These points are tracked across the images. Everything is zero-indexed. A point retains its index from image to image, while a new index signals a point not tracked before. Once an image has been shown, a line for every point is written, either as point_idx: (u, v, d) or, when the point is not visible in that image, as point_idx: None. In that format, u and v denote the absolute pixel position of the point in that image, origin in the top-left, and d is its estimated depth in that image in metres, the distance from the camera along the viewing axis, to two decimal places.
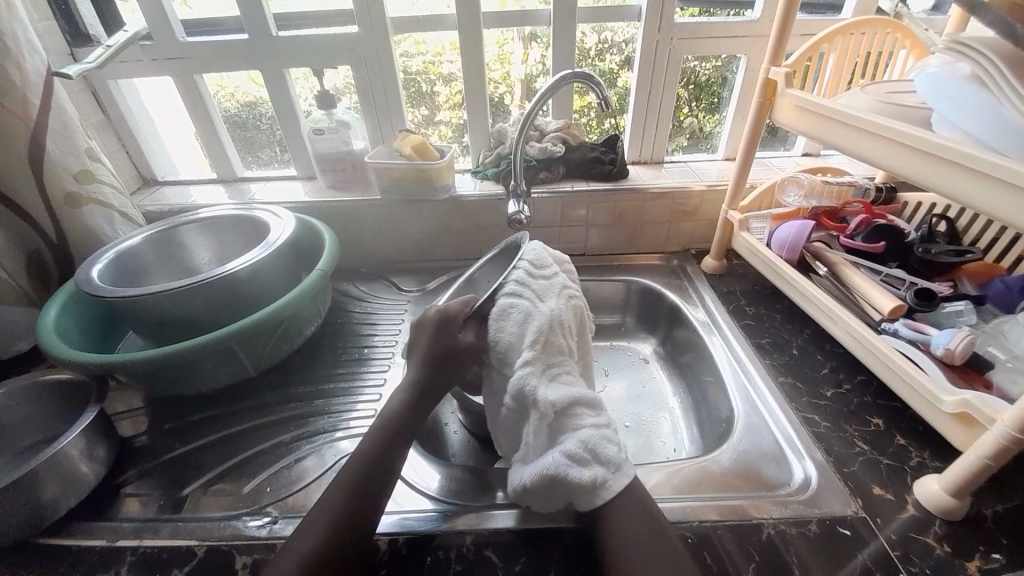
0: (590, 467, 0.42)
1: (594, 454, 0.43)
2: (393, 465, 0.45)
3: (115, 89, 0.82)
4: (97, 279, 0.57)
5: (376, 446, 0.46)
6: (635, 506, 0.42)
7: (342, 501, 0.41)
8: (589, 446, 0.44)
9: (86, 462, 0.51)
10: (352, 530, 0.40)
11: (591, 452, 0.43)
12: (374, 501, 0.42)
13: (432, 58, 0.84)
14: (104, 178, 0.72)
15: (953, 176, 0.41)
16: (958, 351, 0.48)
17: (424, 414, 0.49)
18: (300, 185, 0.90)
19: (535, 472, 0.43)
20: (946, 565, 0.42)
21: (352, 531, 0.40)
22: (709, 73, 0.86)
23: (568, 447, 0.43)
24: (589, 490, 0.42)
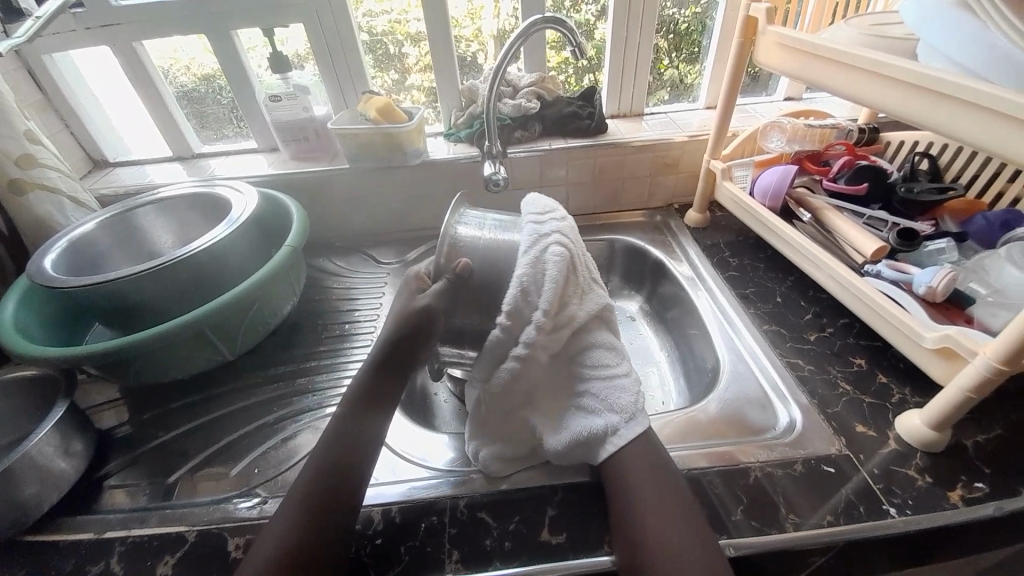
0: (605, 416, 0.45)
1: (609, 403, 0.45)
2: (368, 451, 0.43)
3: (51, 64, 0.75)
4: (50, 269, 0.54)
5: (351, 439, 0.43)
6: (649, 448, 0.43)
7: (313, 490, 0.39)
8: (604, 390, 0.46)
9: (64, 457, 0.49)
10: (326, 513, 0.39)
11: (607, 401, 0.45)
12: (348, 493, 0.40)
13: (397, 16, 0.78)
14: (49, 162, 0.66)
15: (949, 112, 0.39)
16: (940, 288, 0.48)
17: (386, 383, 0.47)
18: (263, 158, 0.86)
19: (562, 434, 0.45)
20: (927, 494, 0.44)
21: (330, 516, 0.39)
22: (687, 20, 0.82)
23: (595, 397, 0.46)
24: (602, 437, 0.44)
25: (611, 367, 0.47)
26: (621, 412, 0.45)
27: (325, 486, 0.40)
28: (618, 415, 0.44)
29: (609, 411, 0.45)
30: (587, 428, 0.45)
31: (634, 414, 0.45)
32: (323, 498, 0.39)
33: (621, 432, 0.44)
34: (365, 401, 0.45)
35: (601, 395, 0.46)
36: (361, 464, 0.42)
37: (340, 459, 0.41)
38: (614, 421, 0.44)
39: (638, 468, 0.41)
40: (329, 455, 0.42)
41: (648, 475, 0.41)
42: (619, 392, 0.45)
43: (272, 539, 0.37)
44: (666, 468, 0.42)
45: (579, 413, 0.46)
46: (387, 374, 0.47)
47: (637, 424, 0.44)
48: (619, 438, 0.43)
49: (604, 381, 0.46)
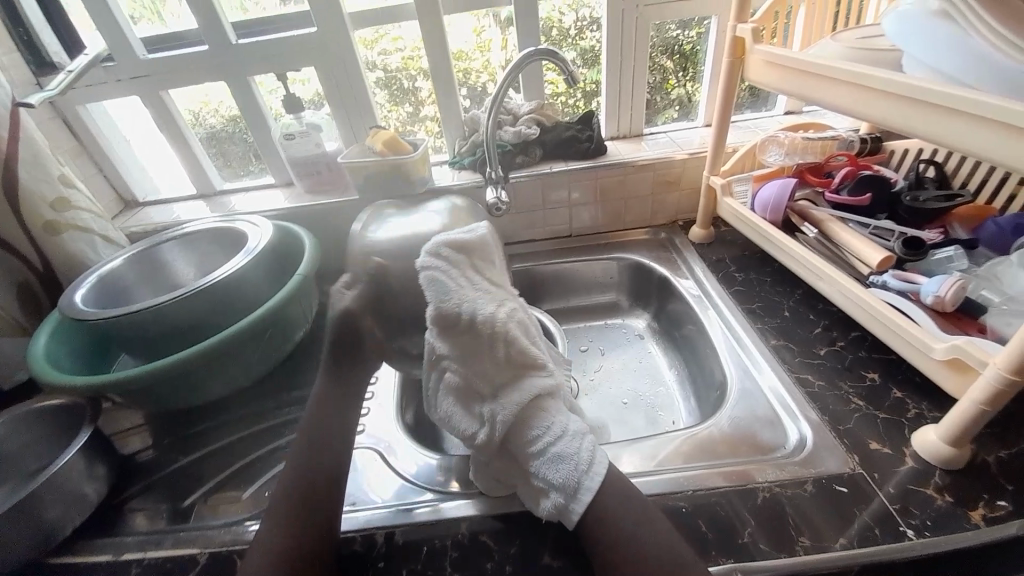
0: (548, 493, 0.40)
1: (549, 477, 0.40)
2: (334, 476, 0.45)
3: (86, 114, 0.82)
4: (81, 304, 0.57)
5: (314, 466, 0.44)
6: (623, 491, 0.40)
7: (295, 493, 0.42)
8: (542, 464, 0.40)
9: (87, 482, 0.52)
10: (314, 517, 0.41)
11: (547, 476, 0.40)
12: (324, 513, 0.42)
13: (410, 53, 0.82)
14: (83, 204, 0.71)
15: (940, 121, 0.39)
16: (948, 297, 0.47)
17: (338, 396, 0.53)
18: (279, 192, 0.90)
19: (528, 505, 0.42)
20: (947, 514, 0.42)
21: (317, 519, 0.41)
22: (691, 40, 0.84)
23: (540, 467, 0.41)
24: (550, 515, 0.40)
25: (547, 432, 0.41)
26: (561, 487, 0.39)
27: (300, 506, 0.41)
28: (558, 492, 0.39)
29: (552, 487, 0.40)
30: (545, 505, 0.40)
31: (579, 484, 0.39)
32: (304, 517, 0.40)
33: (569, 507, 0.39)
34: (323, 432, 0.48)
35: (540, 470, 0.40)
36: (330, 486, 0.44)
37: (310, 483, 0.43)
38: (558, 496, 0.39)
39: (621, 514, 0.38)
40: (299, 479, 0.43)
41: (632, 521, 0.38)
42: (557, 465, 0.39)
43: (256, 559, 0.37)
44: (648, 514, 0.39)
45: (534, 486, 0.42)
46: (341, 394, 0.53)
47: (585, 493, 0.39)
48: (570, 515, 0.39)
49: (539, 453, 0.40)
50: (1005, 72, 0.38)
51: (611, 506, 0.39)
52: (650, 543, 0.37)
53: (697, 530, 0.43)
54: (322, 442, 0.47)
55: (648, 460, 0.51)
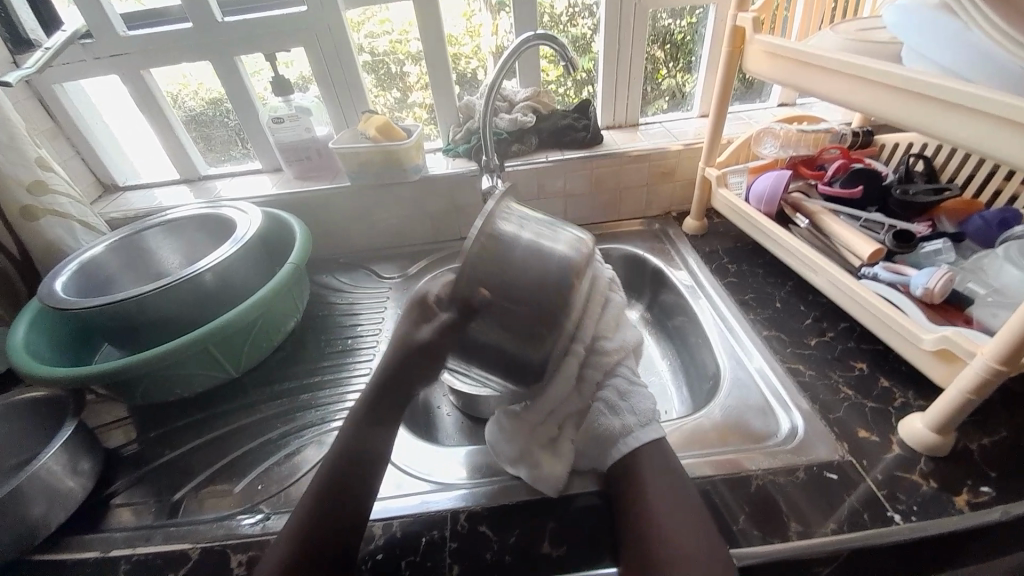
0: (620, 416, 0.45)
1: (631, 405, 0.45)
2: (373, 469, 0.43)
3: (62, 94, 0.78)
4: (60, 292, 0.55)
5: (358, 458, 0.43)
6: (662, 455, 0.44)
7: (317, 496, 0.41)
8: (629, 392, 0.46)
9: (72, 476, 0.50)
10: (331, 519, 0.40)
11: (626, 405, 0.45)
12: (343, 515, 0.41)
13: (399, 37, 0.81)
14: (61, 188, 0.68)
15: (941, 116, 0.39)
16: (938, 289, 0.48)
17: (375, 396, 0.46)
18: (266, 178, 0.88)
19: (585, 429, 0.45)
20: (932, 499, 0.43)
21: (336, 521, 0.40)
22: (684, 30, 0.84)
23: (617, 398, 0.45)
24: (614, 435, 0.44)
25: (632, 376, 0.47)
26: (640, 416, 0.45)
27: (325, 508, 0.40)
28: (636, 419, 0.44)
29: (629, 413, 0.45)
30: (608, 426, 0.44)
31: (654, 420, 0.45)
32: (324, 516, 0.40)
33: (636, 435, 0.44)
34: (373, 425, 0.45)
35: (624, 395, 0.45)
36: (365, 482, 0.42)
37: (347, 477, 0.42)
38: (634, 423, 0.44)
39: (651, 470, 0.42)
40: (335, 471, 0.43)
41: (661, 480, 0.41)
42: (637, 398, 0.46)
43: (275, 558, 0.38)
44: (678, 474, 0.42)
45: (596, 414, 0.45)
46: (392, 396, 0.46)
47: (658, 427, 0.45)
48: (630, 442, 0.44)
49: (630, 383, 0.46)
50: (1002, 67, 0.38)
51: (654, 450, 0.44)
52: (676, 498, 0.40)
53: None
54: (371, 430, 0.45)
55: None
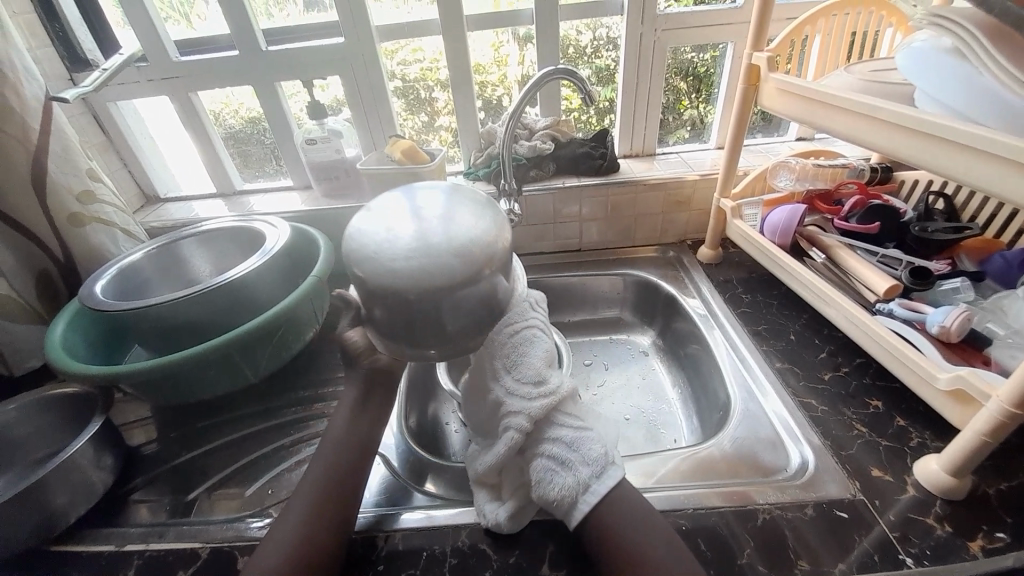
0: (570, 475, 0.41)
1: (581, 457, 0.42)
2: (360, 467, 0.47)
3: (115, 111, 0.84)
4: (100, 295, 0.59)
5: (345, 457, 0.46)
6: (629, 500, 0.41)
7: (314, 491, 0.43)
8: (576, 440, 0.43)
9: (95, 469, 0.53)
10: (328, 517, 0.42)
11: (575, 459, 0.42)
12: (341, 513, 0.43)
13: (429, 64, 0.85)
14: (107, 198, 0.73)
15: (956, 157, 0.39)
16: (954, 328, 0.48)
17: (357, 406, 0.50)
18: (296, 195, 0.92)
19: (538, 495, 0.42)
20: (946, 545, 0.42)
21: (333, 518, 0.42)
22: (707, 63, 0.86)
23: (566, 456, 0.42)
24: (566, 502, 0.41)
25: (572, 424, 0.44)
26: (591, 469, 0.41)
27: (323, 504, 0.42)
28: (589, 471, 0.41)
29: (580, 465, 0.42)
30: (561, 486, 0.41)
31: (605, 470, 0.42)
32: (325, 516, 0.42)
33: (588, 494, 0.41)
34: (357, 427, 0.49)
35: (572, 445, 0.42)
36: (355, 485, 0.45)
37: (338, 472, 0.45)
38: (586, 477, 0.41)
39: (623, 515, 0.40)
40: (327, 467, 0.45)
41: (634, 522, 0.40)
42: (580, 449, 0.42)
43: (276, 546, 0.39)
44: (653, 517, 0.40)
45: (545, 480, 0.42)
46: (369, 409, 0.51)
47: (609, 480, 0.41)
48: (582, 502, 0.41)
49: (575, 431, 0.43)
50: (1017, 111, 0.39)
51: (609, 506, 0.40)
52: (642, 554, 0.38)
53: (696, 549, 0.43)
54: (358, 431, 0.49)
55: (651, 476, 0.51)
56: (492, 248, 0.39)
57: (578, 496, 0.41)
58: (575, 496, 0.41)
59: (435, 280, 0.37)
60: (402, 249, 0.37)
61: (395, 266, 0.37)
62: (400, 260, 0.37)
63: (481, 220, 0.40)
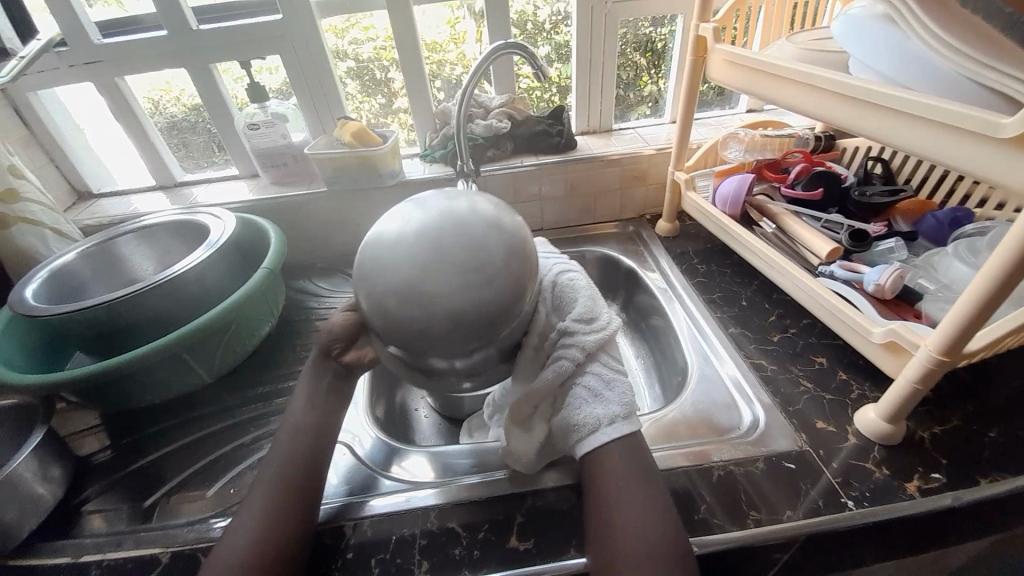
0: (603, 409, 0.42)
1: (614, 395, 0.42)
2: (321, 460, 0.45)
3: (36, 101, 0.78)
4: (31, 299, 0.55)
5: (308, 446, 0.45)
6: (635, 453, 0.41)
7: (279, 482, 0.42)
8: (613, 379, 0.42)
9: (41, 483, 0.51)
10: (292, 509, 0.41)
11: (609, 395, 0.42)
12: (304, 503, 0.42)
13: (383, 43, 0.81)
14: (32, 196, 0.68)
15: (886, 120, 0.42)
16: (888, 285, 0.50)
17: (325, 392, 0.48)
18: (243, 184, 0.88)
19: (566, 422, 0.42)
20: (884, 486, 0.45)
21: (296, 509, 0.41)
22: (664, 37, 0.86)
23: (604, 391, 0.42)
24: (592, 431, 0.41)
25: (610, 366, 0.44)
26: (619, 407, 0.42)
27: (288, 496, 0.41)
28: (619, 408, 0.42)
29: (611, 401, 0.42)
30: (589, 414, 0.41)
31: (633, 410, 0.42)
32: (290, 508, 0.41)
33: (611, 427, 0.41)
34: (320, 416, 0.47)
35: (609, 382, 0.42)
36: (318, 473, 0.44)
37: (300, 464, 0.43)
38: (614, 413, 0.41)
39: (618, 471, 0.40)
40: (286, 464, 0.43)
41: (627, 476, 0.39)
42: (615, 390, 0.42)
43: (230, 550, 0.38)
44: (650, 478, 0.39)
45: (576, 409, 0.42)
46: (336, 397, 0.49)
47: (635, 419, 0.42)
48: (602, 435, 0.41)
49: (614, 371, 0.43)
50: (941, 73, 0.41)
51: (625, 450, 0.41)
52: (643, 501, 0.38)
53: None
54: (320, 420, 0.46)
55: None
56: (523, 253, 0.35)
57: (603, 426, 0.41)
58: (601, 427, 0.41)
59: (472, 311, 0.32)
60: (423, 279, 0.32)
61: (425, 313, 0.32)
62: (419, 291, 0.32)
63: (481, 213, 0.35)
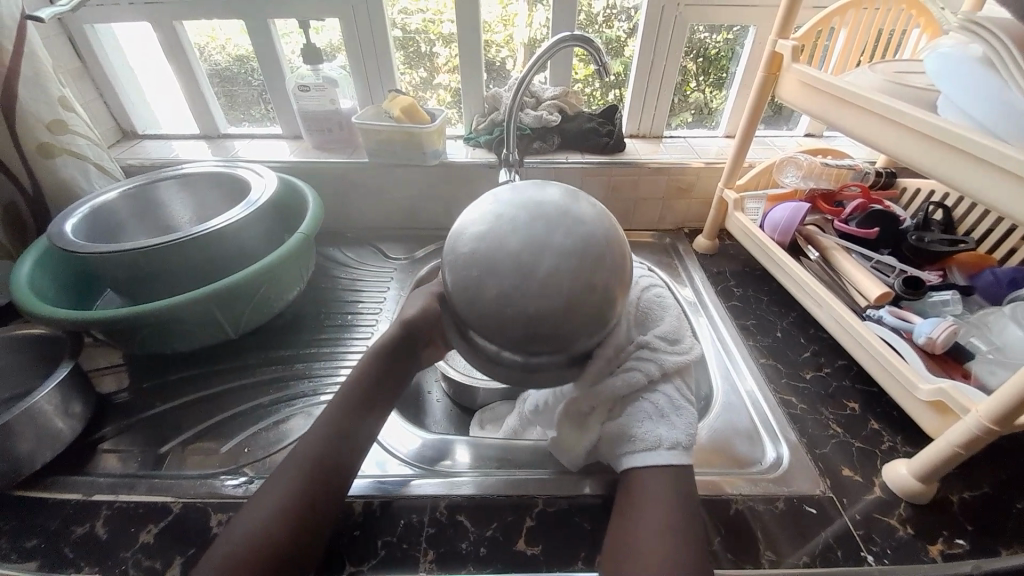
0: (671, 429, 0.41)
1: (678, 418, 0.42)
2: (361, 443, 0.44)
3: (93, 34, 0.77)
4: (70, 233, 0.55)
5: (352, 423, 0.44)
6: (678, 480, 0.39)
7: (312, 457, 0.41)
8: (681, 405, 0.43)
9: (62, 418, 0.51)
10: (322, 488, 0.40)
11: (676, 416, 0.42)
12: (336, 484, 0.41)
13: (432, 16, 0.79)
14: (80, 129, 0.68)
15: (983, 176, 0.38)
16: (940, 340, 0.48)
17: (379, 368, 0.47)
18: (285, 144, 0.87)
19: (623, 430, 0.42)
20: (906, 545, 0.43)
21: (326, 491, 0.40)
22: (719, 45, 0.83)
23: (673, 413, 0.42)
24: (645, 445, 0.41)
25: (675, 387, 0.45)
26: (682, 435, 0.41)
27: (319, 475, 0.40)
28: (684, 435, 0.41)
29: (676, 424, 0.42)
30: (651, 431, 0.41)
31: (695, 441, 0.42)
32: (320, 487, 0.40)
33: (669, 450, 0.40)
34: (379, 383, 0.47)
35: (678, 407, 0.43)
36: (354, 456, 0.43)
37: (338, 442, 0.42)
38: (679, 438, 0.41)
39: (651, 493, 0.38)
40: (327, 439, 0.42)
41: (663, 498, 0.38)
42: (679, 414, 0.42)
43: (249, 523, 0.37)
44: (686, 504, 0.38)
45: (634, 421, 0.42)
46: (389, 377, 0.48)
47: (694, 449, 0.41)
48: (656, 456, 0.40)
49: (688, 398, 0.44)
50: None
51: (670, 472, 0.40)
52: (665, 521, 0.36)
53: None
54: (382, 388, 0.47)
55: None
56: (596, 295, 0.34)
57: (655, 445, 0.41)
58: (657, 446, 0.41)
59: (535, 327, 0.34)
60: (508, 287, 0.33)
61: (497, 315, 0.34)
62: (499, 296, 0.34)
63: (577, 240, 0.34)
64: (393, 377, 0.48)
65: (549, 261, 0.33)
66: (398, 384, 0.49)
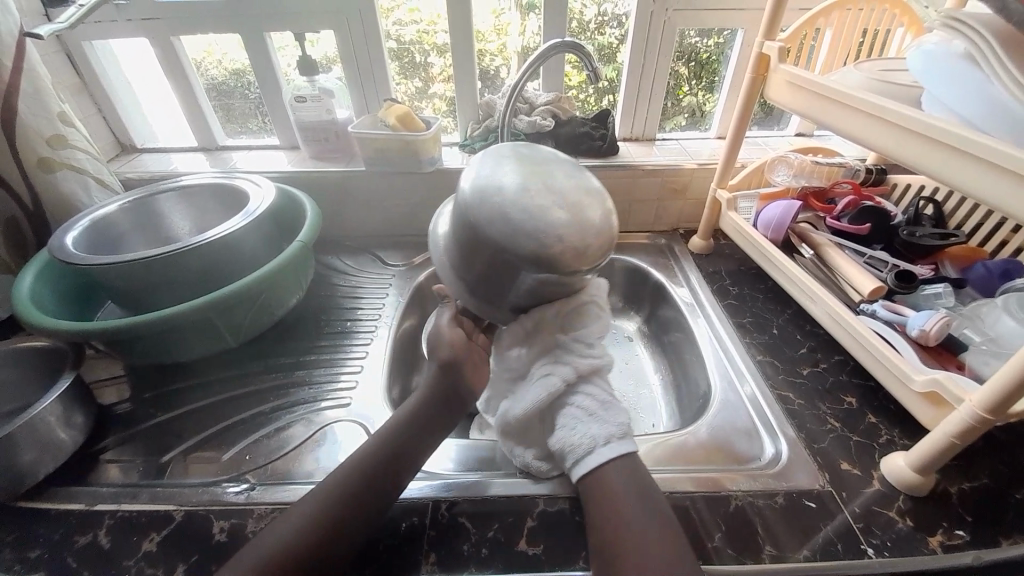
0: (601, 428, 0.41)
1: (608, 415, 0.42)
2: (407, 463, 0.44)
3: (91, 51, 0.79)
4: (70, 247, 0.56)
5: (398, 443, 0.44)
6: (635, 473, 0.40)
7: (355, 470, 0.41)
8: (609, 402, 0.43)
9: (64, 429, 0.51)
10: (360, 503, 0.40)
11: (605, 414, 0.42)
12: (375, 501, 0.41)
13: (426, 27, 0.80)
14: (79, 144, 0.69)
15: (969, 169, 0.39)
16: (932, 332, 0.49)
17: (435, 394, 0.48)
18: (283, 155, 0.88)
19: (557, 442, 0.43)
20: (905, 536, 0.44)
21: (365, 506, 0.40)
22: (709, 49, 0.84)
23: (598, 413, 0.42)
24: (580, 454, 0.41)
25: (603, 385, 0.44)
26: (614, 427, 0.42)
27: (359, 489, 0.40)
28: (614, 429, 0.42)
29: (607, 422, 0.42)
30: (584, 434, 0.41)
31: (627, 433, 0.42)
32: (359, 501, 0.40)
33: (606, 447, 0.41)
34: (434, 408, 0.47)
35: (605, 403, 0.42)
36: (398, 475, 0.43)
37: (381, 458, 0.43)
38: (610, 433, 0.41)
39: (620, 496, 0.39)
40: (372, 456, 0.42)
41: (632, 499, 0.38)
42: (608, 410, 0.42)
43: (284, 529, 0.37)
44: (651, 498, 0.39)
45: (569, 426, 0.42)
46: (446, 404, 0.48)
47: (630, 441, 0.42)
48: (594, 458, 0.41)
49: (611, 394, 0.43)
50: (1015, 118, 0.39)
51: (625, 470, 0.40)
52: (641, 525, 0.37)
53: None
54: (429, 423, 0.46)
55: None
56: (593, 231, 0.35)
57: (591, 449, 0.41)
58: (588, 449, 0.41)
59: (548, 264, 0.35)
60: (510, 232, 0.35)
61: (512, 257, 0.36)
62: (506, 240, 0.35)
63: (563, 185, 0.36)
64: (449, 405, 0.48)
65: (541, 201, 0.34)
66: (451, 410, 0.48)
